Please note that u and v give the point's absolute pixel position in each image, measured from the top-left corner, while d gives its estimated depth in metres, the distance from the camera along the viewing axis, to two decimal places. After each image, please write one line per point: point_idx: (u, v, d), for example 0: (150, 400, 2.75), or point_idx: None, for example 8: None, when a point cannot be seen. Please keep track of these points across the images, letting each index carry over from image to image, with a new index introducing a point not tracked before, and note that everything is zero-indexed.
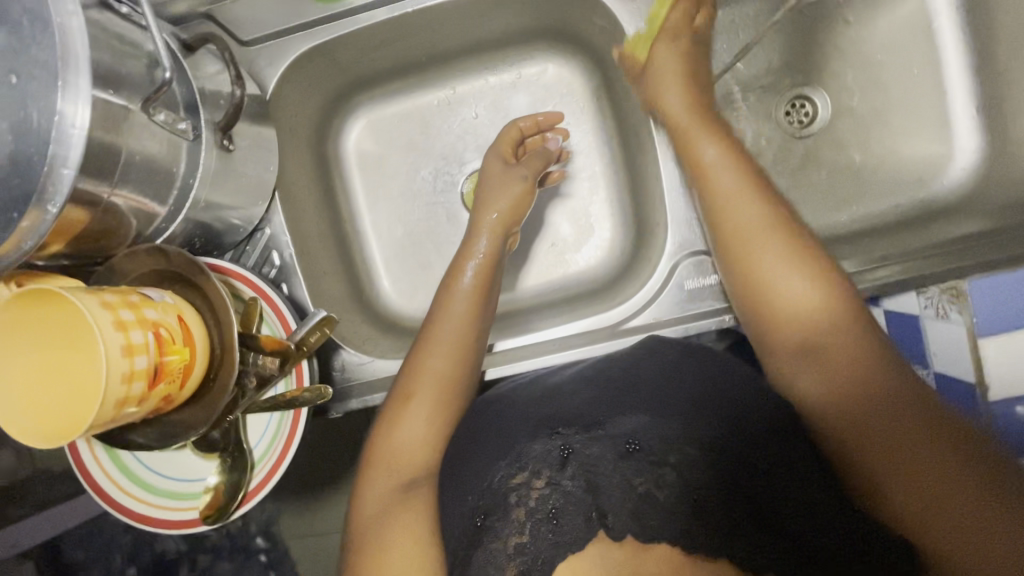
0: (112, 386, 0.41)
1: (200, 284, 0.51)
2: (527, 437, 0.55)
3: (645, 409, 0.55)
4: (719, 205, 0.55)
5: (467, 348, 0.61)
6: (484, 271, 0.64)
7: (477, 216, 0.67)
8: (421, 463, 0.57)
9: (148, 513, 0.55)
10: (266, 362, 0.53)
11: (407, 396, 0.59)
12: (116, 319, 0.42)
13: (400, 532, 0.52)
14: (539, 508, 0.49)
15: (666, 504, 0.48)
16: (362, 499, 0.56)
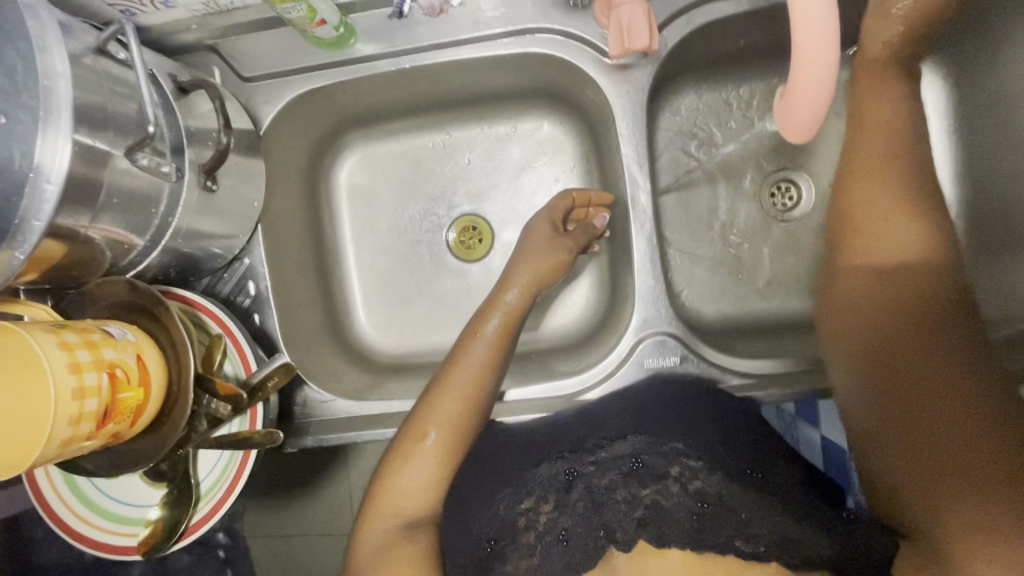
0: (58, 428, 0.42)
1: (166, 320, 0.52)
2: (532, 463, 0.55)
3: (645, 430, 0.54)
4: (870, 196, 0.58)
5: (475, 406, 0.61)
6: (503, 333, 0.64)
7: (512, 274, 0.69)
8: (422, 508, 0.57)
9: (91, 536, 0.56)
10: (219, 407, 0.53)
11: (419, 437, 0.59)
12: (72, 361, 0.43)
13: (394, 573, 0.52)
14: (548, 531, 0.49)
15: (673, 512, 0.47)
16: (365, 534, 0.56)
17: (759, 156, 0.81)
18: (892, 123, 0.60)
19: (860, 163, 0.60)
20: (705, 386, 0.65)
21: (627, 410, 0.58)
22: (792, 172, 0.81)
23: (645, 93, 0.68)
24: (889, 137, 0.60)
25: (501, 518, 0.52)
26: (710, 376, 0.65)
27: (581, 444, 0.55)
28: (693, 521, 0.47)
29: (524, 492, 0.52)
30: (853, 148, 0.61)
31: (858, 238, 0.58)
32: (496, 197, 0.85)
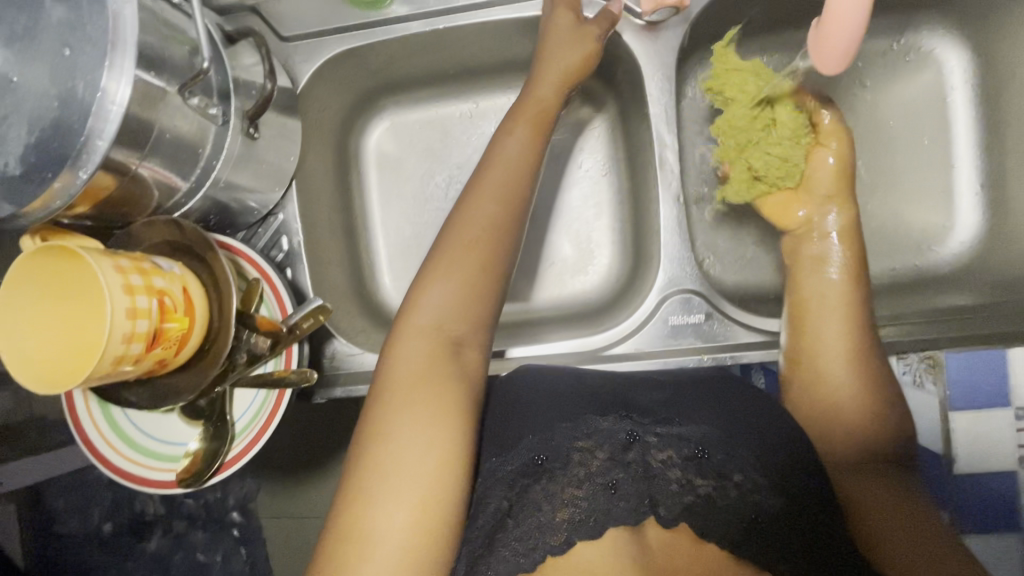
0: (112, 345, 0.44)
1: (210, 258, 0.54)
2: (597, 413, 0.59)
3: (717, 423, 0.58)
4: (821, 333, 0.61)
5: (513, 207, 0.60)
6: (533, 130, 0.63)
7: (539, 75, 0.66)
8: (463, 319, 0.56)
9: (128, 468, 0.58)
10: (258, 341, 0.56)
11: (456, 241, 0.57)
12: (126, 283, 0.45)
13: (428, 404, 0.51)
14: (600, 475, 0.54)
15: (722, 510, 0.52)
16: (394, 359, 0.54)
17: None
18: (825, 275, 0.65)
19: (813, 299, 0.64)
20: (729, 345, 0.66)
21: (703, 389, 0.62)
22: None
23: (674, 56, 0.69)
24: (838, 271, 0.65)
25: (556, 449, 0.56)
26: (734, 335, 0.66)
27: (646, 415, 0.59)
28: (739, 527, 0.52)
29: (585, 436, 0.56)
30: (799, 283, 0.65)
31: (809, 368, 0.61)
32: None
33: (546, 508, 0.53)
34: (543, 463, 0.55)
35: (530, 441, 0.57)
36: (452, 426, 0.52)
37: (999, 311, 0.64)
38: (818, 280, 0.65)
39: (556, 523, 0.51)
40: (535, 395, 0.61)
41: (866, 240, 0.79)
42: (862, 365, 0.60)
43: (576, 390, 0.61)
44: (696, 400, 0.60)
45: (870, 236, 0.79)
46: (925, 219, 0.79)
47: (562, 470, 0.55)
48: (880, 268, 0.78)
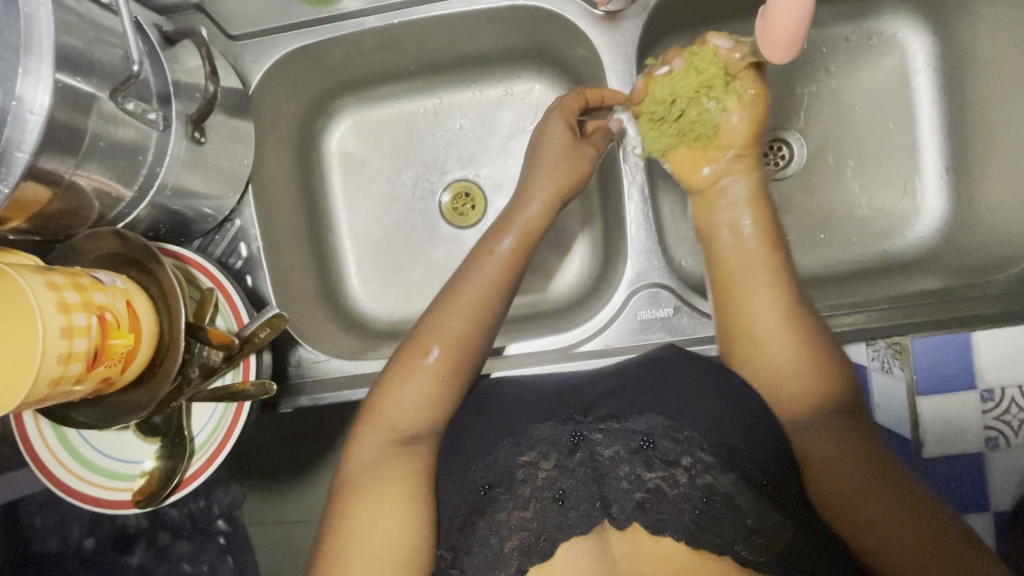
0: (47, 366, 0.41)
1: (157, 273, 0.52)
2: (538, 419, 0.55)
3: (661, 409, 0.54)
4: (749, 323, 0.60)
5: (489, 299, 0.60)
6: (517, 248, 0.63)
7: (533, 182, 0.66)
8: (421, 421, 0.57)
9: (79, 487, 0.56)
10: (211, 353, 0.54)
11: (418, 351, 0.58)
12: (60, 301, 0.43)
13: (378, 494, 0.52)
14: (546, 488, 0.51)
15: (674, 502, 0.49)
16: (356, 450, 0.56)
17: None
18: (742, 241, 0.64)
19: (737, 276, 0.62)
20: (699, 338, 0.65)
21: (644, 376, 0.58)
22: (783, 131, 0.81)
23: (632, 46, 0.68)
24: (750, 237, 0.64)
25: (500, 466, 0.53)
26: (704, 327, 0.66)
27: (589, 410, 0.55)
28: (693, 514, 0.49)
29: (525, 448, 0.53)
30: (721, 263, 0.64)
31: (738, 341, 0.60)
32: (487, 162, 0.85)
33: (494, 540, 0.50)
34: (489, 490, 0.52)
35: (471, 466, 0.53)
36: (405, 501, 0.52)
37: (964, 294, 0.64)
38: (742, 251, 0.63)
39: (507, 553, 0.49)
40: (482, 419, 0.57)
41: (835, 227, 0.79)
42: (790, 339, 0.58)
43: (530, 400, 0.58)
44: (637, 385, 0.57)
45: (838, 222, 0.79)
46: (896, 202, 0.79)
47: (510, 493, 0.51)
48: (851, 253, 0.78)
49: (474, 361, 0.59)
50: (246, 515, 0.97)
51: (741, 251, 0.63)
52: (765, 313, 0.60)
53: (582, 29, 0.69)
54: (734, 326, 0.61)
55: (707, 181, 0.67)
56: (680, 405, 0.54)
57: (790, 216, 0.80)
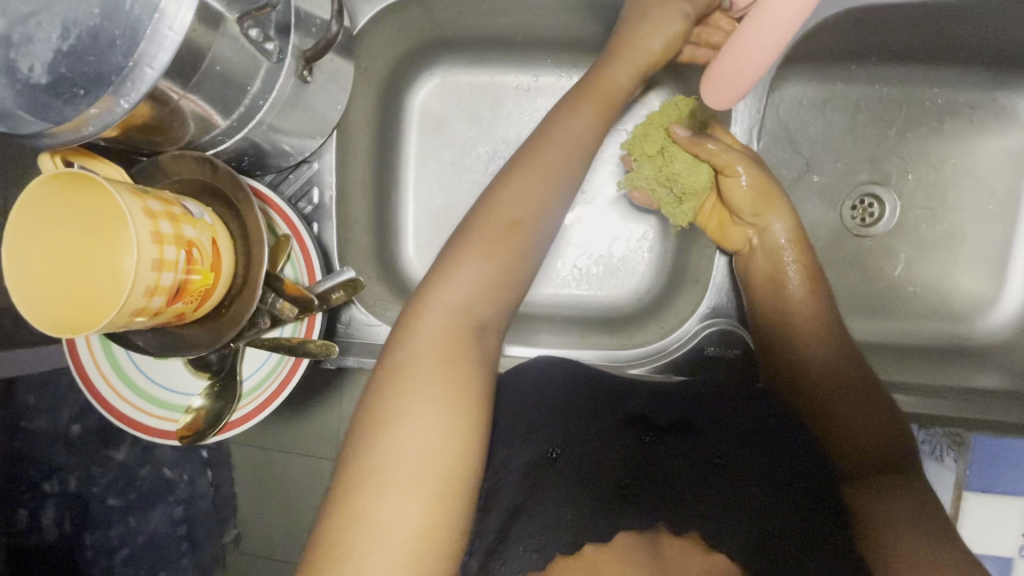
0: (134, 297, 0.40)
1: (241, 212, 0.49)
2: (609, 409, 0.59)
3: (744, 444, 0.56)
4: (840, 434, 0.60)
5: (559, 176, 0.56)
6: (598, 114, 0.60)
7: (614, 54, 0.62)
8: (479, 300, 0.51)
9: (109, 395, 0.55)
10: (285, 307, 0.52)
11: (492, 223, 0.53)
12: (154, 231, 0.40)
13: (433, 388, 0.47)
14: (610, 475, 0.54)
15: (735, 519, 0.51)
16: (407, 338, 0.49)
17: (851, 164, 0.78)
18: (791, 303, 0.66)
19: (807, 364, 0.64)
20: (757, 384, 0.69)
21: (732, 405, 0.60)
22: (879, 188, 0.78)
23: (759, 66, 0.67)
24: (810, 328, 0.65)
25: (571, 440, 0.56)
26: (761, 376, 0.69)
27: (661, 417, 0.59)
28: (760, 539, 0.50)
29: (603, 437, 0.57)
30: (793, 368, 0.64)
31: (772, 324, 0.66)
32: None
33: (554, 507, 0.52)
34: (555, 460, 0.55)
35: (542, 438, 0.56)
36: (459, 406, 0.47)
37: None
38: (812, 345, 0.64)
39: (565, 520, 0.51)
40: (547, 394, 0.59)
41: (905, 297, 0.77)
42: (818, 330, 0.65)
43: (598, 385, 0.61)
44: (709, 406, 0.59)
45: (913, 294, 0.77)
46: (974, 287, 0.77)
47: (576, 466, 0.55)
48: (913, 327, 0.77)
49: (536, 246, 0.54)
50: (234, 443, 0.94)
51: (801, 342, 0.65)
52: (801, 312, 0.65)
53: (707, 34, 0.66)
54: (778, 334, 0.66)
55: (741, 241, 0.69)
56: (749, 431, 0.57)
57: (861, 276, 0.78)
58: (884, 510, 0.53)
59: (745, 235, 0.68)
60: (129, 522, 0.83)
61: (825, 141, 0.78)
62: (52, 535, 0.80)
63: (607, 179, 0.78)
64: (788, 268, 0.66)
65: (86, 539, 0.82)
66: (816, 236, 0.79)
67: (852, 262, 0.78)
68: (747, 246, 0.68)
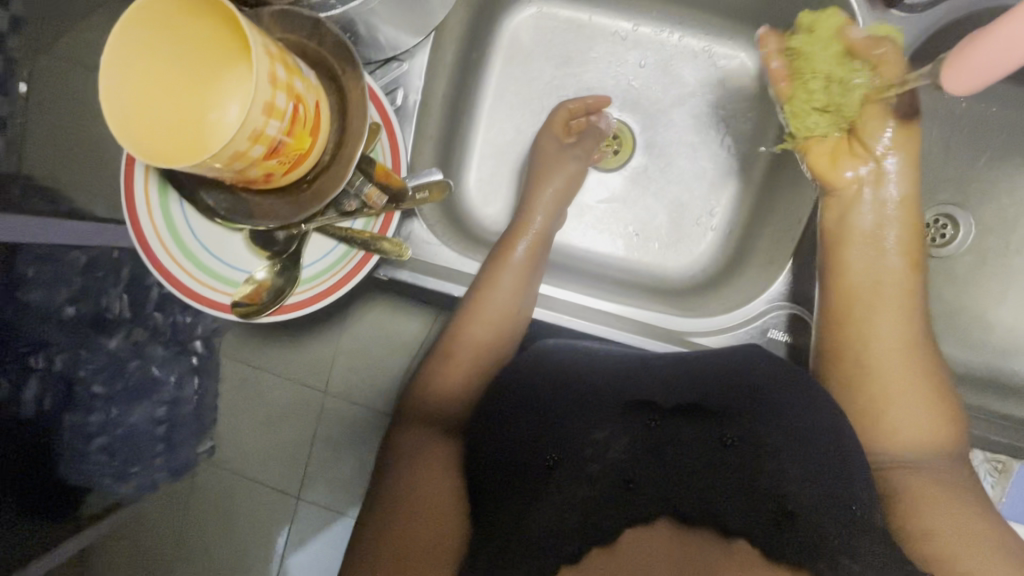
0: (239, 137, 0.37)
1: (343, 87, 0.46)
2: (612, 403, 0.60)
3: (751, 417, 0.57)
4: (889, 411, 0.59)
5: (533, 267, 0.68)
6: (534, 250, 0.68)
7: (533, 194, 0.71)
8: (449, 394, 0.64)
9: (156, 253, 0.51)
10: (374, 195, 0.51)
11: (448, 351, 0.65)
12: (271, 74, 0.37)
13: (412, 488, 0.58)
14: (617, 468, 0.58)
15: (739, 507, 0.55)
16: (394, 442, 0.63)
17: (935, 179, 0.76)
18: (882, 272, 0.62)
19: (883, 339, 0.60)
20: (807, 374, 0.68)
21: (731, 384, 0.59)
22: (956, 210, 0.76)
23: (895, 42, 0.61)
24: (897, 303, 0.61)
25: (575, 436, 0.58)
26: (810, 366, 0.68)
27: (667, 399, 0.60)
28: (772, 522, 0.53)
29: (600, 428, 0.59)
30: (867, 340, 0.61)
31: (844, 288, 0.63)
32: (651, 113, 0.79)
33: (561, 499, 0.56)
34: (557, 463, 0.57)
35: (542, 438, 0.58)
36: (434, 509, 0.57)
37: None
38: (885, 318, 0.61)
39: (571, 514, 0.55)
40: (533, 379, 0.61)
41: (957, 324, 0.76)
42: (902, 303, 0.61)
43: (610, 374, 0.61)
44: (723, 387, 0.58)
45: (965, 323, 0.76)
46: None
47: (581, 462, 0.58)
48: (959, 355, 0.76)
49: (527, 305, 0.67)
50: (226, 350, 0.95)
51: (880, 321, 0.61)
52: (890, 277, 0.62)
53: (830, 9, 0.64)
54: (855, 298, 0.62)
55: (848, 183, 0.64)
56: (762, 416, 0.56)
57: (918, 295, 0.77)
58: (932, 495, 0.55)
59: (857, 182, 0.64)
60: (111, 413, 0.83)
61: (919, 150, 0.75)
62: (30, 412, 0.76)
63: (684, 149, 0.79)
64: (885, 232, 0.63)
65: (65, 422, 0.80)
66: None
67: None
68: (855, 194, 0.64)
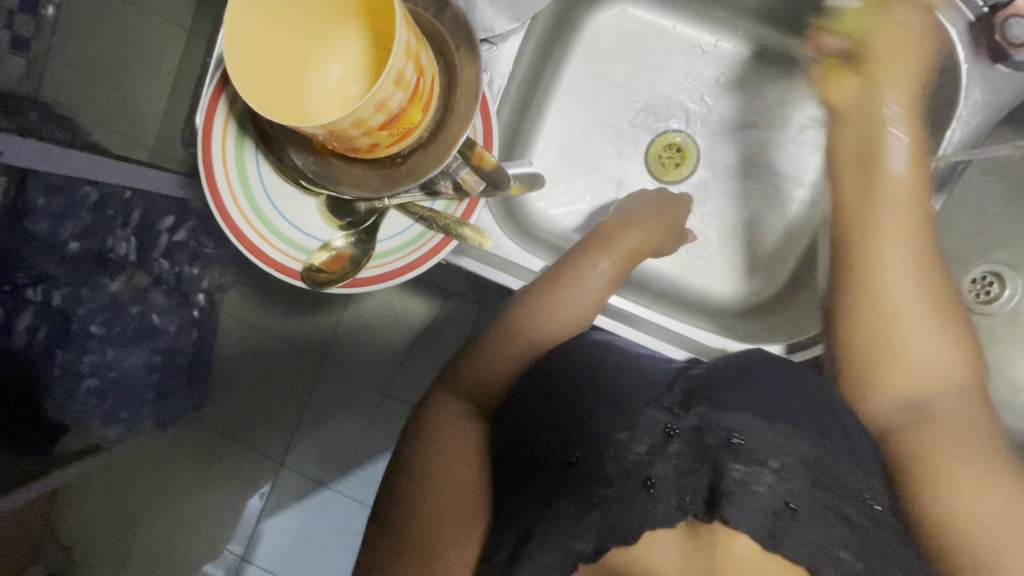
0: (368, 104, 0.35)
1: (454, 66, 0.45)
2: (643, 402, 0.53)
3: (762, 413, 0.50)
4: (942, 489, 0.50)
5: (619, 278, 0.67)
6: (620, 267, 0.67)
7: (627, 209, 0.71)
8: (492, 385, 0.63)
9: (229, 207, 0.49)
10: (468, 179, 0.50)
11: (506, 342, 0.63)
12: (407, 44, 0.36)
13: (446, 466, 0.57)
14: (638, 467, 0.49)
15: (753, 498, 0.45)
16: (429, 416, 0.61)
17: (987, 236, 0.76)
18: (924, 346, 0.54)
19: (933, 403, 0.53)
20: None
21: (745, 376, 0.54)
22: (1005, 270, 0.76)
23: (994, 98, 0.59)
24: (930, 327, 0.54)
25: (597, 432, 0.52)
26: None
27: (688, 403, 0.52)
28: (772, 515, 0.45)
29: (625, 426, 0.52)
30: (893, 345, 0.54)
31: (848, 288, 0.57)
32: (719, 130, 0.78)
33: (580, 499, 0.49)
34: (578, 459, 0.52)
35: (565, 431, 0.54)
36: (460, 489, 0.56)
37: None
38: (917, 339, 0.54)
39: (588, 515, 0.48)
40: (557, 371, 0.58)
41: (993, 384, 0.76)
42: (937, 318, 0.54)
43: (639, 377, 0.57)
44: (743, 385, 0.53)
45: (996, 381, 0.77)
46: None
47: (602, 457, 0.51)
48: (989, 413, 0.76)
49: (592, 315, 0.65)
50: (261, 309, 1.03)
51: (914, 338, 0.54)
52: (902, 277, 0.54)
53: None
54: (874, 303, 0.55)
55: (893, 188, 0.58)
56: (779, 409, 0.51)
57: None
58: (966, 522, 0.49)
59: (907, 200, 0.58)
60: (107, 354, 0.78)
61: (974, 205, 0.76)
62: (21, 342, 0.73)
63: (747, 171, 0.78)
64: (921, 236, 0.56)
65: (57, 357, 0.76)
66: None
67: None
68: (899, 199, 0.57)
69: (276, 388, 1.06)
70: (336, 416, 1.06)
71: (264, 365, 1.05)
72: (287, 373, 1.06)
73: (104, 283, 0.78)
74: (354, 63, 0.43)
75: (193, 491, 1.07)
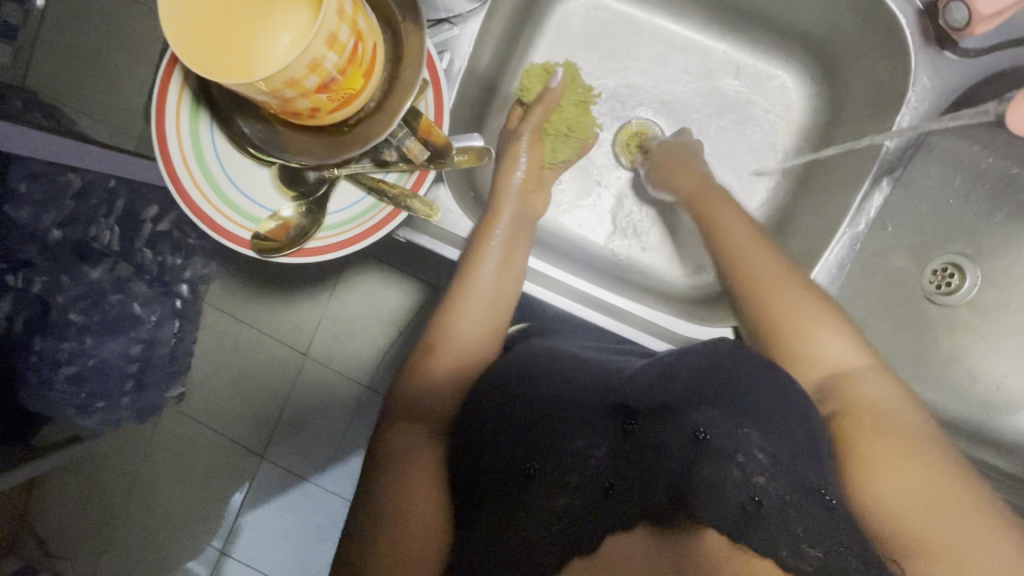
0: (297, 63, 0.35)
1: (400, 35, 0.45)
2: (598, 404, 0.55)
3: (724, 407, 0.50)
4: (877, 476, 0.49)
5: (520, 239, 0.64)
6: (516, 222, 0.64)
7: (511, 164, 0.67)
8: (437, 403, 0.60)
9: (181, 176, 0.50)
10: (414, 149, 0.51)
11: (430, 350, 0.60)
12: (340, 6, 0.36)
13: (401, 510, 0.55)
14: (597, 474, 0.51)
15: (720, 491, 0.45)
16: (380, 453, 0.58)
17: (945, 227, 0.77)
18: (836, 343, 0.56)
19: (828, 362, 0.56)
20: None
21: (698, 369, 0.53)
22: (966, 261, 0.77)
23: (945, 84, 0.60)
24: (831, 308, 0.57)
25: (556, 440, 0.54)
26: None
27: (644, 398, 0.53)
28: (742, 514, 0.44)
29: (579, 433, 0.54)
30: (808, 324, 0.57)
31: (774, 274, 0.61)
32: (685, 119, 0.79)
33: (543, 507, 0.50)
34: (535, 466, 0.53)
35: (523, 440, 0.55)
36: (421, 527, 0.55)
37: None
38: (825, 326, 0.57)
39: (551, 527, 0.49)
40: (512, 378, 0.59)
41: (953, 372, 0.77)
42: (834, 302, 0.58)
43: (593, 378, 0.58)
44: (708, 383, 0.52)
45: (956, 371, 0.77)
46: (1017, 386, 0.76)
47: (557, 461, 0.52)
48: (949, 403, 0.77)
49: (514, 286, 0.62)
50: (236, 297, 1.03)
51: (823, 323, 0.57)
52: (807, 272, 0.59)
53: (878, 46, 0.64)
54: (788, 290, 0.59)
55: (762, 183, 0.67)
56: (755, 409, 0.49)
57: (916, 335, 0.78)
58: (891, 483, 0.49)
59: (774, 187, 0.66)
60: (84, 343, 0.77)
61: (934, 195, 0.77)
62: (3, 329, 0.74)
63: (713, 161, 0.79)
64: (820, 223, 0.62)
65: (35, 345, 0.75)
66: (888, 283, 0.78)
67: (913, 322, 0.78)
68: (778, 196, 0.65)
69: (250, 380, 1.05)
70: (309, 405, 1.06)
71: (237, 355, 1.05)
72: (260, 364, 1.05)
73: (82, 272, 0.76)
74: (300, 29, 0.41)
75: (171, 485, 1.07)
